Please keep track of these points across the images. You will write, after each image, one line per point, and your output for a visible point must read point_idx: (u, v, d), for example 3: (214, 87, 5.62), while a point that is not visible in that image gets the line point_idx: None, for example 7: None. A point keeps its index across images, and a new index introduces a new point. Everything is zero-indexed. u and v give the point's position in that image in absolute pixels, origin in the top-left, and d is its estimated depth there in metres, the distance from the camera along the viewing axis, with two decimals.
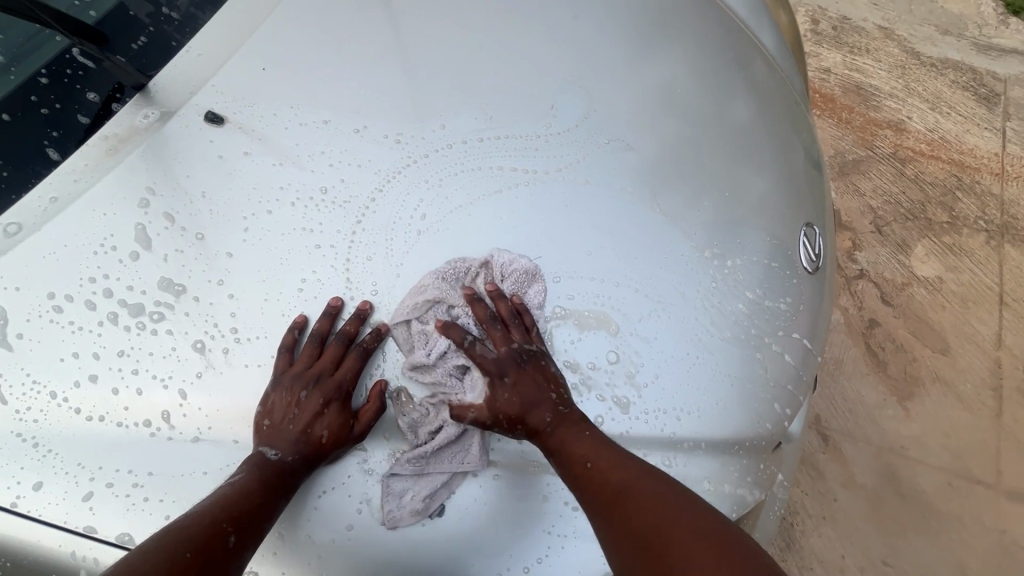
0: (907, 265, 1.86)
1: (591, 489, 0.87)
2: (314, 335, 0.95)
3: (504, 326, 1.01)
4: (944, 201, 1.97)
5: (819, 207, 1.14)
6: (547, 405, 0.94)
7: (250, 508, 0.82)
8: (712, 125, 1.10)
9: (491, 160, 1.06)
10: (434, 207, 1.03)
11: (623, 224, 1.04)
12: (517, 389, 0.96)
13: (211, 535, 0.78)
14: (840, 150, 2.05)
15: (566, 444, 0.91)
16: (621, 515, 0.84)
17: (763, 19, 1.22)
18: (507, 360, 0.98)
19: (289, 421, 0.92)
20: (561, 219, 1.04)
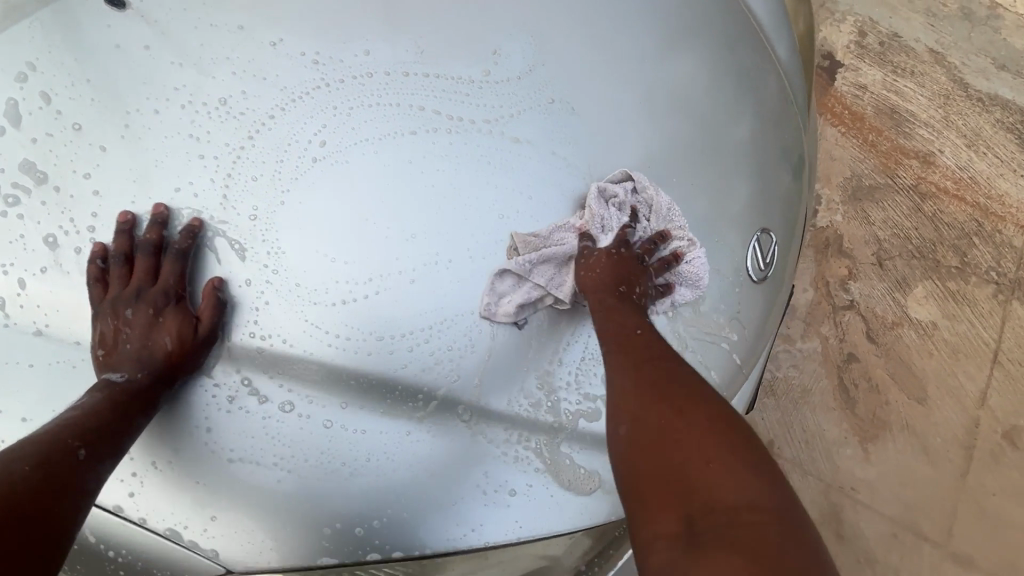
0: (902, 305, 1.76)
1: (620, 355, 0.90)
2: (145, 249, 0.91)
3: (656, 263, 1.01)
4: (958, 244, 1.85)
5: (783, 215, 1.10)
6: (629, 296, 0.96)
7: (98, 424, 0.83)
8: (684, 110, 1.02)
9: (411, 97, 0.92)
10: (336, 136, 0.90)
11: (541, 186, 0.95)
12: (616, 261, 0.96)
13: (53, 453, 0.78)
14: (858, 173, 1.92)
15: (609, 321, 0.93)
16: (639, 382, 0.85)
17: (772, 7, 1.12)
18: (631, 255, 0.98)
19: (139, 337, 0.91)
20: (464, 170, 0.92)
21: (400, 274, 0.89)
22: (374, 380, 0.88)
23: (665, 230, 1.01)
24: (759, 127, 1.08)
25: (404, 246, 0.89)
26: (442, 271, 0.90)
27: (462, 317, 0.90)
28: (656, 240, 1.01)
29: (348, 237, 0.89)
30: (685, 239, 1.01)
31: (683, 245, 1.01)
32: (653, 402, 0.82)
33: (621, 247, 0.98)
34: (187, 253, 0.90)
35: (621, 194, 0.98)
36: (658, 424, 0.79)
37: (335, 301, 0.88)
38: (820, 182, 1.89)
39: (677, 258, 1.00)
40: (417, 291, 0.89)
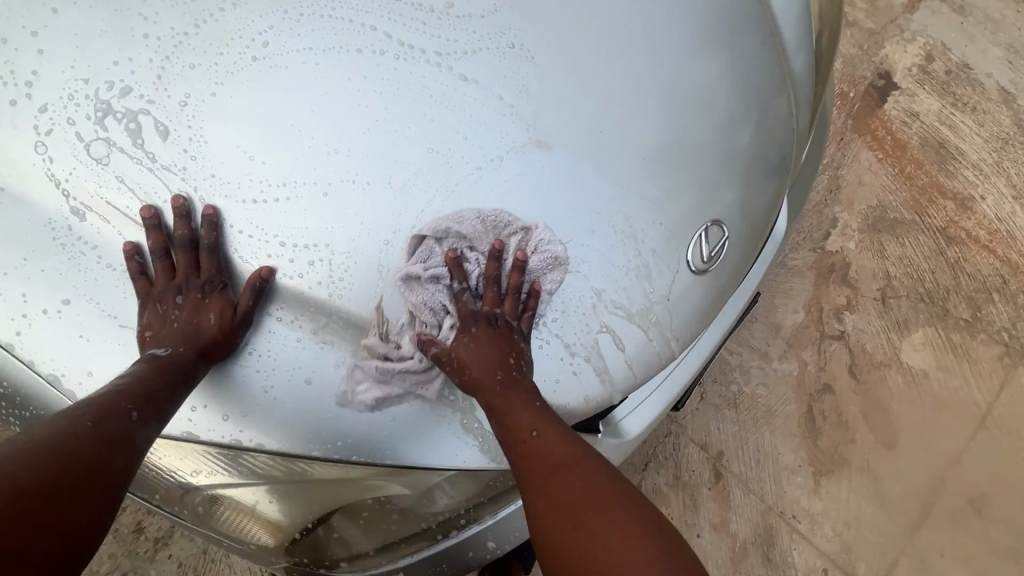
0: (895, 346, 1.68)
1: (530, 465, 0.82)
2: (182, 243, 0.86)
3: (510, 295, 0.90)
4: (975, 297, 1.74)
5: (761, 208, 0.93)
6: (501, 364, 0.87)
7: (151, 389, 0.82)
8: (671, 48, 0.84)
9: (358, 14, 0.82)
10: (281, 38, 0.82)
11: (496, 124, 0.84)
12: (475, 344, 0.89)
13: (108, 411, 0.78)
14: (886, 203, 1.81)
15: (508, 425, 0.84)
16: (547, 485, 0.79)
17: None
18: (478, 322, 0.90)
19: (185, 325, 0.88)
20: (409, 102, 0.83)
21: (313, 185, 0.82)
22: (282, 279, 0.84)
23: (498, 241, 0.88)
24: (765, 87, 0.88)
25: (343, 150, 0.82)
26: (378, 191, 0.83)
27: (391, 237, 0.84)
28: (490, 271, 0.90)
29: (277, 134, 0.82)
30: (518, 232, 0.87)
31: (518, 236, 0.87)
32: (565, 510, 0.76)
33: (470, 323, 0.90)
34: (217, 246, 0.85)
35: (433, 257, 0.87)
36: (575, 535, 0.74)
37: (246, 199, 0.83)
38: (841, 205, 1.80)
39: (519, 273, 0.89)
40: (347, 210, 0.83)
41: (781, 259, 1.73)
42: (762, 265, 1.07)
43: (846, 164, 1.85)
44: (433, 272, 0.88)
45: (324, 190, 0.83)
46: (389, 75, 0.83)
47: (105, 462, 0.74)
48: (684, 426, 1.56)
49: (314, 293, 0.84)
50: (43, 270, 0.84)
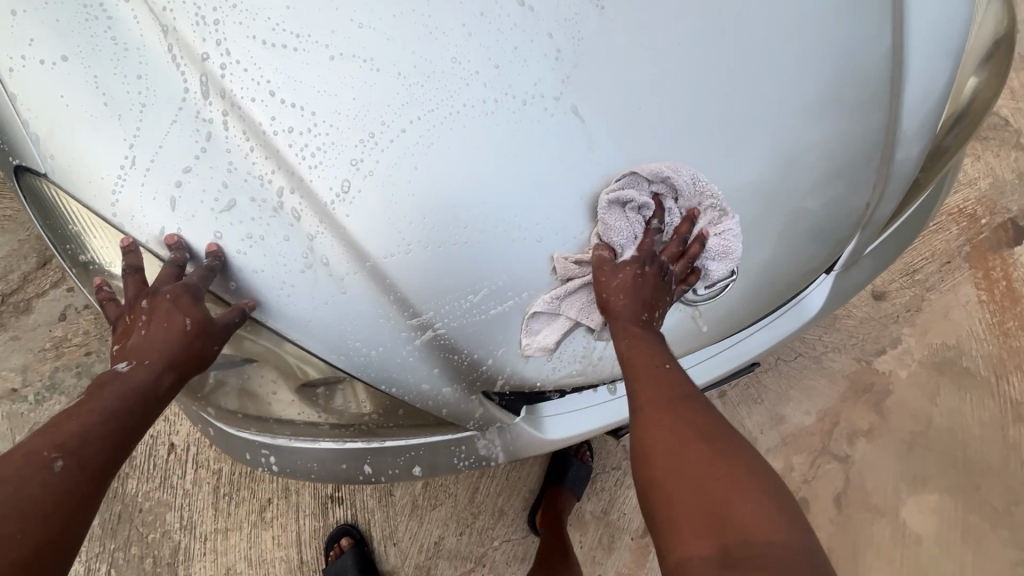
0: (899, 497, 1.49)
1: (647, 383, 0.67)
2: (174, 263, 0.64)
3: (683, 262, 0.75)
4: (1016, 489, 1.51)
5: (797, 262, 0.84)
6: (655, 313, 0.73)
7: (86, 432, 0.61)
8: (793, 45, 0.73)
9: None
10: None
11: (533, 66, 0.65)
12: (637, 285, 0.71)
13: (22, 474, 0.57)
14: (963, 347, 1.59)
15: (633, 352, 0.70)
16: (662, 407, 0.65)
17: (962, 69, 0.88)
18: (653, 266, 0.72)
19: (160, 328, 0.66)
20: (469, 13, 0.63)
21: (321, 51, 0.61)
22: (249, 138, 0.62)
23: (694, 211, 0.74)
24: (863, 136, 0.81)
25: (370, 13, 0.62)
26: (391, 83, 0.62)
27: (381, 133, 0.63)
28: (682, 231, 0.75)
29: None
30: (718, 214, 0.75)
31: (713, 213, 0.75)
32: (682, 432, 0.62)
33: (646, 262, 0.72)
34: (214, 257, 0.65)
35: (643, 189, 0.71)
36: (684, 455, 0.60)
37: (257, 35, 0.61)
38: (912, 328, 1.60)
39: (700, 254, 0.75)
40: (373, 93, 0.62)
41: (818, 354, 1.57)
42: (763, 338, 0.97)
43: (939, 289, 1.63)
44: (633, 228, 0.72)
45: (330, 51, 0.61)
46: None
47: (50, 509, 0.56)
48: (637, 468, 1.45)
49: (304, 177, 0.63)
50: (59, 21, 0.62)
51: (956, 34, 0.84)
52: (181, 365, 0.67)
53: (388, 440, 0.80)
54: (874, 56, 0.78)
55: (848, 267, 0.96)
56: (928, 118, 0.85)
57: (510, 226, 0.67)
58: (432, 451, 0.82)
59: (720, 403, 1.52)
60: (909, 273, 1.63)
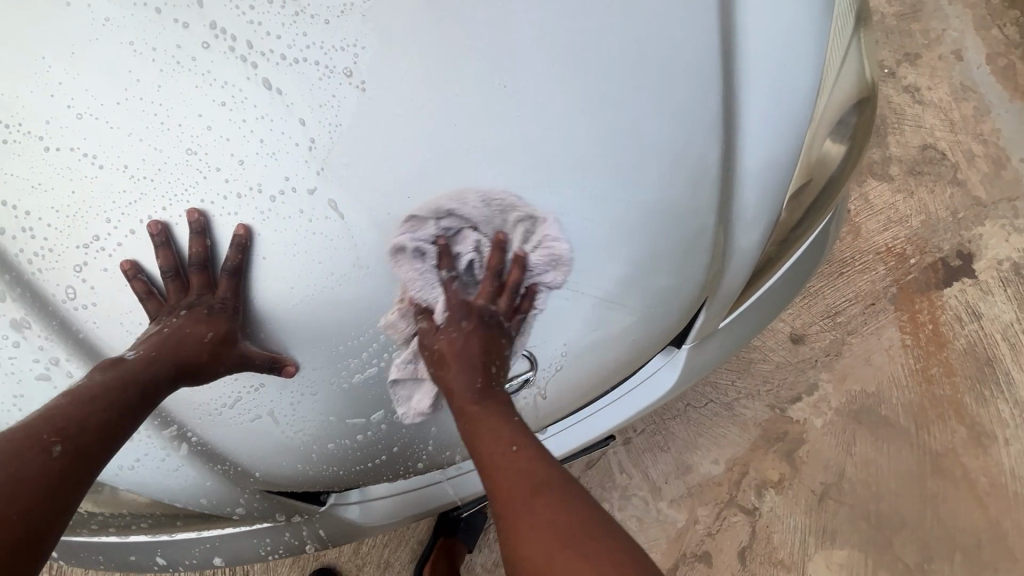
0: (807, 551, 1.44)
1: (504, 477, 0.64)
2: (193, 263, 0.60)
3: (506, 291, 0.71)
4: (929, 545, 1.45)
5: (623, 345, 0.80)
6: (483, 369, 0.69)
7: (87, 418, 0.56)
8: (595, 125, 0.67)
9: None
10: None
11: (284, 160, 0.59)
12: (464, 345, 0.69)
13: (21, 452, 0.52)
14: (883, 395, 1.53)
15: (479, 439, 0.67)
16: (514, 508, 0.62)
17: (813, 135, 0.81)
18: (470, 315, 0.69)
19: (182, 337, 0.61)
20: (207, 103, 0.57)
21: (38, 146, 0.56)
22: None
23: (502, 234, 0.69)
24: (688, 215, 0.75)
25: (88, 100, 0.56)
26: (117, 181, 0.57)
27: (109, 234, 0.58)
28: (494, 264, 0.70)
29: (14, 42, 0.55)
30: (529, 221, 0.69)
31: (523, 229, 0.69)
32: (542, 537, 0.59)
33: (461, 318, 0.69)
34: (243, 271, 0.61)
35: (428, 230, 0.65)
36: (541, 559, 0.58)
37: None
38: (830, 374, 1.54)
39: (521, 268, 0.70)
40: (95, 190, 0.57)
41: (730, 400, 1.51)
42: (611, 416, 0.91)
43: (862, 332, 1.57)
44: (418, 264, 0.65)
45: (44, 142, 0.56)
46: (158, 41, 0.56)
47: (45, 495, 0.52)
48: None
49: (25, 281, 0.58)
50: None
51: (800, 106, 0.78)
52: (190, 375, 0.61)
53: (176, 533, 0.76)
54: (697, 132, 0.73)
55: (703, 340, 0.91)
56: (772, 195, 0.81)
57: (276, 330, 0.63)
58: (230, 542, 0.78)
59: (624, 451, 1.47)
60: (830, 315, 1.57)
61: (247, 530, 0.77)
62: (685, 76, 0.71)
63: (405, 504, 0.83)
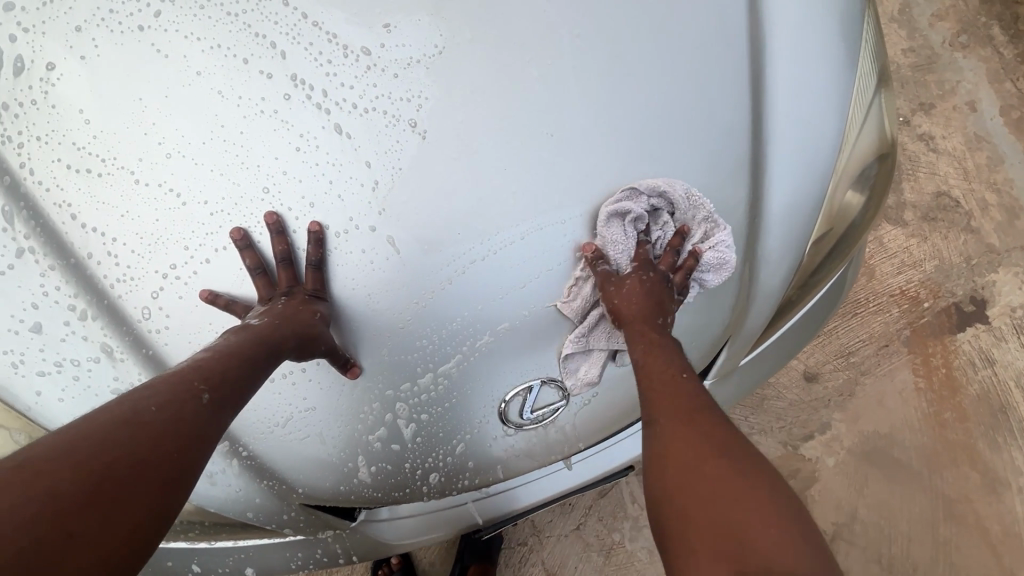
0: None
1: (660, 396, 0.70)
2: (279, 260, 0.65)
3: (677, 270, 0.80)
4: None
5: None
6: (663, 310, 0.77)
7: (226, 372, 0.60)
8: (631, 176, 0.72)
9: (271, 21, 0.64)
10: (176, 10, 0.62)
11: (348, 201, 0.64)
12: (642, 287, 0.76)
13: (175, 395, 0.56)
14: (895, 437, 1.54)
15: (649, 360, 0.73)
16: (672, 425, 0.68)
17: (834, 187, 0.86)
18: (650, 270, 0.77)
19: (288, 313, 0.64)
20: (283, 148, 0.63)
21: (130, 180, 0.61)
22: (57, 258, 0.62)
23: (686, 225, 0.79)
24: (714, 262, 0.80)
25: (179, 140, 0.62)
26: (198, 213, 0.62)
27: (185, 263, 0.63)
28: (674, 243, 0.80)
29: (114, 88, 0.61)
30: (709, 225, 0.79)
31: (702, 227, 0.79)
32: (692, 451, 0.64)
33: (647, 269, 0.77)
34: (325, 264, 0.66)
35: (639, 202, 0.74)
36: (688, 472, 0.63)
37: (67, 162, 0.61)
38: (843, 413, 1.55)
39: (695, 260, 0.80)
40: (177, 220, 0.62)
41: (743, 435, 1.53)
42: (638, 444, 0.92)
43: (875, 373, 1.58)
44: (636, 208, 0.74)
45: (135, 176, 0.61)
46: (244, 89, 0.63)
47: (196, 438, 0.56)
48: (544, 545, 1.41)
49: (111, 299, 0.63)
50: None
51: (822, 162, 0.83)
52: (299, 347, 0.64)
53: (216, 541, 0.79)
54: (723, 183, 0.78)
55: (722, 378, 0.94)
56: (795, 244, 0.85)
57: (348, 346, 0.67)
58: (264, 552, 0.81)
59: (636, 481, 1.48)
60: (844, 355, 1.59)
61: (283, 541, 0.81)
62: (718, 131, 0.76)
63: (433, 523, 0.86)
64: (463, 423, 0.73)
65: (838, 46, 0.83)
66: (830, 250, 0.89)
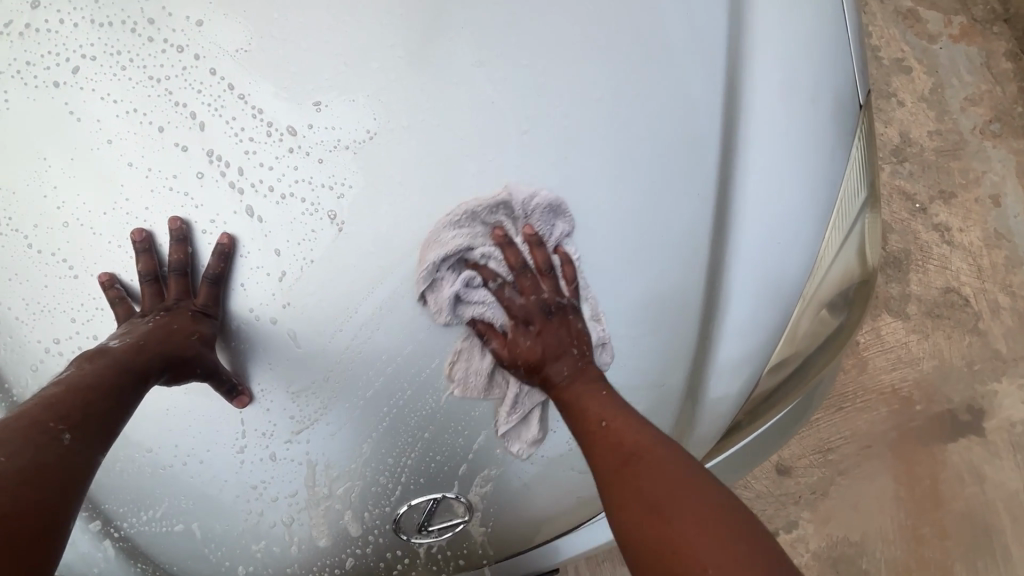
0: None
1: (599, 453, 0.61)
2: (174, 268, 0.61)
3: (545, 271, 0.68)
4: None
5: None
6: (565, 354, 0.66)
7: (91, 404, 0.53)
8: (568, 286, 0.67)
9: (196, 91, 0.60)
10: (95, 71, 0.59)
11: (253, 289, 0.61)
12: (539, 342, 0.66)
13: (28, 438, 0.48)
14: (866, 547, 1.45)
15: (573, 415, 0.64)
16: (617, 480, 0.59)
17: (803, 312, 0.78)
18: (531, 314, 0.67)
19: (160, 331, 0.59)
20: (189, 226, 0.60)
21: (22, 242, 0.59)
22: None
23: (528, 226, 0.67)
24: (653, 382, 0.74)
25: (77, 205, 0.59)
26: (89, 284, 0.59)
27: (70, 338, 0.59)
28: (513, 261, 0.67)
29: (18, 148, 0.59)
30: (538, 200, 0.66)
31: (503, 217, 0.66)
32: (643, 513, 0.56)
33: (521, 328, 0.67)
34: (224, 280, 0.61)
35: (450, 276, 0.64)
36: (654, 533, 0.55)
37: None
38: (812, 513, 1.47)
39: (544, 255, 0.68)
40: (66, 288, 0.59)
41: None
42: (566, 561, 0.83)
43: (853, 475, 1.49)
44: (455, 284, 0.63)
45: (27, 240, 0.59)
46: (155, 161, 0.59)
47: (65, 480, 0.48)
48: None
49: None
50: None
51: (790, 283, 0.77)
52: (174, 366, 0.59)
53: None
54: (673, 300, 0.72)
55: None
56: (750, 369, 0.77)
57: (239, 377, 0.62)
58: None
59: None
60: (823, 451, 1.49)
61: None
62: (670, 247, 0.71)
63: None
64: (354, 533, 0.65)
65: (819, 162, 0.77)
66: (791, 376, 0.81)
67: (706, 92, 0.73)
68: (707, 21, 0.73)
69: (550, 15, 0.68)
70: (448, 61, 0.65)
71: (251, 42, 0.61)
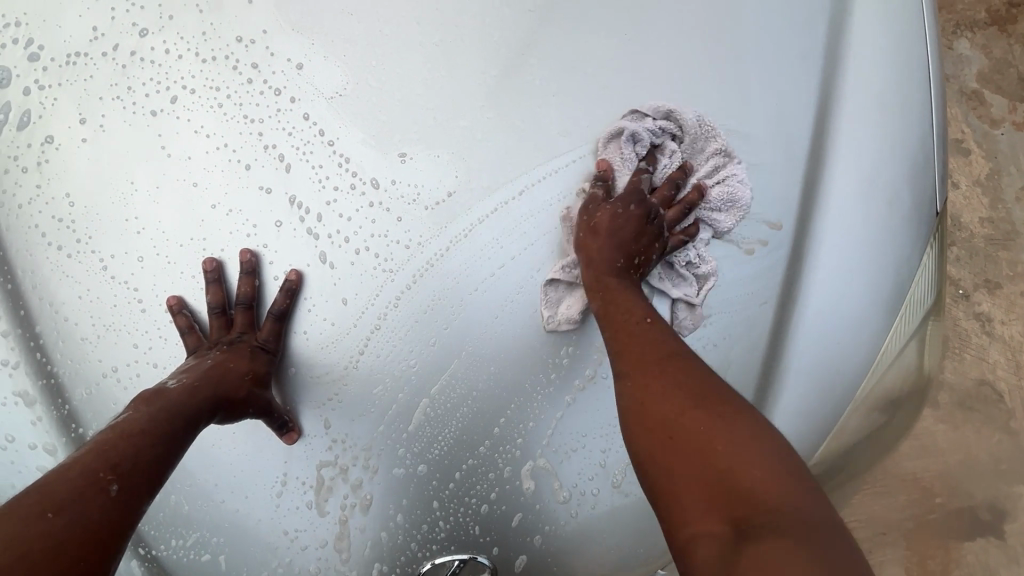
0: None
1: (636, 346, 0.61)
2: (241, 301, 0.62)
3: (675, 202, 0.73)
4: None
5: None
6: (627, 252, 0.68)
7: (138, 453, 0.52)
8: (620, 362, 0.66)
9: (285, 135, 0.61)
10: (192, 106, 0.60)
11: (316, 334, 0.62)
12: (615, 223, 0.67)
13: (75, 492, 0.47)
14: None
15: (615, 306, 0.64)
16: (655, 372, 0.58)
17: (850, 413, 0.75)
18: (634, 205, 0.69)
19: (212, 372, 0.60)
20: (263, 265, 0.61)
21: (95, 263, 0.60)
22: (9, 324, 0.60)
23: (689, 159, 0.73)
24: None
25: (156, 233, 0.60)
26: (157, 312, 0.60)
27: (129, 364, 0.60)
28: (675, 175, 0.73)
29: (106, 170, 0.60)
30: (722, 151, 0.71)
31: (717, 163, 0.72)
32: (675, 400, 0.55)
33: (634, 202, 0.69)
34: (288, 317, 0.61)
35: (646, 124, 0.68)
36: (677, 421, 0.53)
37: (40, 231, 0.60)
38: None
39: (699, 194, 0.72)
40: (133, 313, 0.60)
41: None
42: None
43: None
44: (636, 126, 0.67)
45: (102, 262, 0.60)
46: (237, 200, 0.60)
47: (109, 531, 0.47)
48: None
49: (53, 376, 0.60)
50: None
51: (841, 383, 0.74)
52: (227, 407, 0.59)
53: None
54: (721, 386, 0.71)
55: None
56: None
57: (291, 415, 0.62)
58: None
59: None
60: None
61: None
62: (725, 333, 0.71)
63: None
64: None
65: (886, 266, 0.75)
66: (829, 477, 0.77)
67: (783, 183, 0.72)
68: (792, 111, 0.72)
69: (637, 89, 0.67)
70: (531, 128, 0.64)
71: (345, 89, 0.62)
